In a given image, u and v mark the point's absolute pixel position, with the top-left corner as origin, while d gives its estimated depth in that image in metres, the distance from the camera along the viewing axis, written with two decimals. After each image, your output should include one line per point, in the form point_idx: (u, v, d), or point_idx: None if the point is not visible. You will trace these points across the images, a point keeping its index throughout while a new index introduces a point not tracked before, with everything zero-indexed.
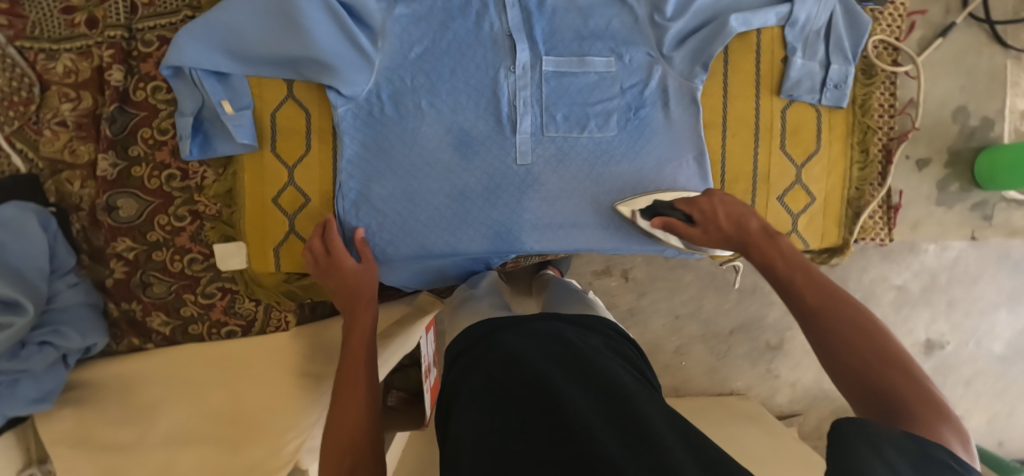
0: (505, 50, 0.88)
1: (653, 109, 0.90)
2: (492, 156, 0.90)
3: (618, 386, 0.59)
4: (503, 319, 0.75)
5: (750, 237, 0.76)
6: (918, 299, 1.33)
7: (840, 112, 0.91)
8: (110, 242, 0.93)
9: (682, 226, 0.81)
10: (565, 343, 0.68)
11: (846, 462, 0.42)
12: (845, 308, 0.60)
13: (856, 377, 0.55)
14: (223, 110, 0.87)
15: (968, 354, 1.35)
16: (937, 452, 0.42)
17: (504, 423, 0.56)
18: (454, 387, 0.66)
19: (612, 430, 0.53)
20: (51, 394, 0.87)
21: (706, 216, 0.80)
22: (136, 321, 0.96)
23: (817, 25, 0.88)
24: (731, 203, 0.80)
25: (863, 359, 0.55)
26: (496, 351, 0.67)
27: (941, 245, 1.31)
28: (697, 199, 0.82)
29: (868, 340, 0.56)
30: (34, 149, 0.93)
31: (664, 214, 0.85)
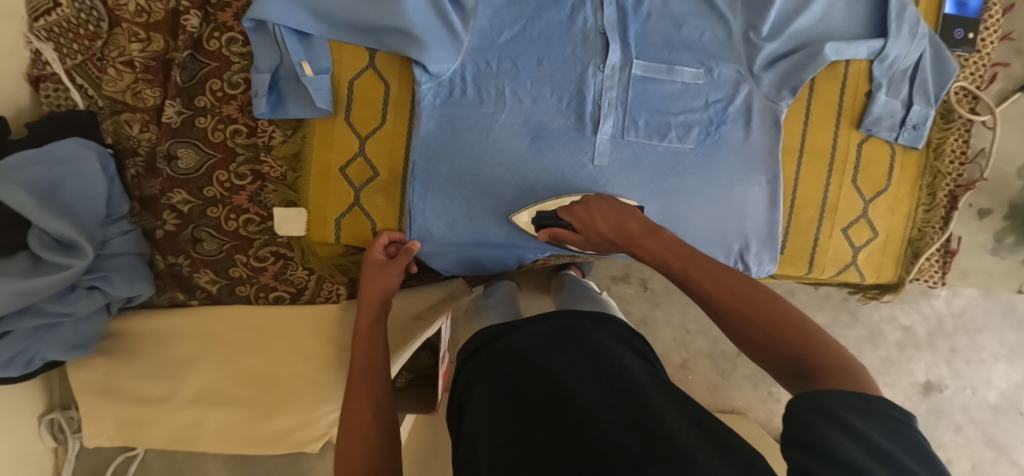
0: (596, 48, 0.87)
1: (734, 126, 0.89)
2: (567, 153, 0.88)
3: (623, 374, 0.57)
4: (507, 323, 0.74)
5: (633, 237, 0.72)
6: (922, 342, 1.32)
7: (914, 152, 0.92)
8: (166, 192, 0.90)
9: (569, 237, 0.82)
10: (574, 336, 0.66)
11: (807, 438, 0.40)
12: (727, 283, 0.58)
13: (766, 350, 0.53)
14: (303, 72, 0.84)
15: (963, 400, 1.32)
16: (883, 405, 0.41)
17: (509, 411, 0.55)
18: (466, 386, 0.66)
19: (616, 414, 0.51)
20: (91, 341, 0.85)
21: (585, 225, 0.79)
22: (182, 276, 0.92)
23: (904, 65, 0.88)
24: (607, 207, 0.78)
25: (762, 330, 0.54)
26: (507, 346, 0.67)
27: (952, 291, 1.30)
28: (574, 207, 0.81)
29: (766, 308, 0.55)
30: (96, 86, 0.90)
31: (551, 224, 0.85)
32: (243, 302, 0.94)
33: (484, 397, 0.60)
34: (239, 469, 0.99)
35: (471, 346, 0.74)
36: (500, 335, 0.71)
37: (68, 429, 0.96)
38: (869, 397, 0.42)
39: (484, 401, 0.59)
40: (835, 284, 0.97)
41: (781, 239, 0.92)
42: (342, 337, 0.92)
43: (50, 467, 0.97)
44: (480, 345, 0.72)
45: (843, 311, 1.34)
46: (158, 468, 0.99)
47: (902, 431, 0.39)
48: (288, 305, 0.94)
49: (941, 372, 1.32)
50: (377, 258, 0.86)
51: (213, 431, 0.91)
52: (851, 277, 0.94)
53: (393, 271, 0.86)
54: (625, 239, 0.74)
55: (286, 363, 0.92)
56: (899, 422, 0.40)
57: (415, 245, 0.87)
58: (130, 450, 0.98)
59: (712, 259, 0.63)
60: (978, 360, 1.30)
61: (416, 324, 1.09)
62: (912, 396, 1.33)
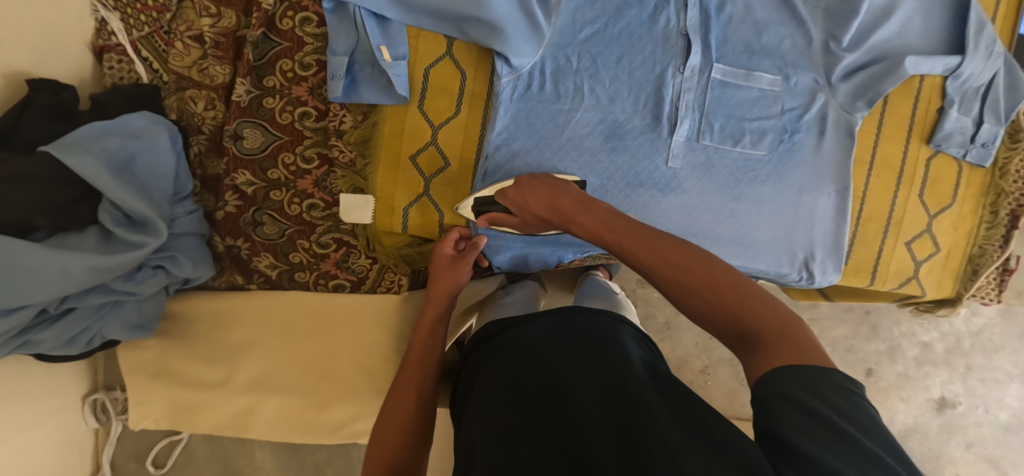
0: (677, 50, 0.86)
1: (808, 135, 0.89)
2: (642, 153, 0.88)
3: (624, 374, 0.59)
4: (511, 318, 0.76)
5: (568, 214, 0.74)
6: (940, 359, 1.34)
7: (980, 171, 0.93)
8: (229, 173, 0.88)
9: (506, 221, 0.84)
10: (580, 331, 0.69)
11: (777, 426, 0.46)
12: (663, 251, 0.63)
13: (710, 314, 0.59)
14: (381, 56, 0.83)
15: (975, 418, 1.33)
16: (838, 379, 0.48)
17: (508, 404, 0.59)
18: (471, 376, 0.70)
19: (608, 412, 0.54)
20: (152, 321, 0.84)
21: (520, 208, 0.81)
22: (241, 259, 0.90)
23: (977, 83, 0.89)
24: (539, 185, 0.79)
25: (702, 296, 0.59)
26: (513, 338, 0.70)
27: (972, 310, 1.33)
28: (507, 189, 0.81)
29: (702, 274, 0.60)
30: (161, 61, 0.87)
31: (487, 209, 0.85)
32: (303, 289, 0.92)
33: (485, 389, 0.63)
34: (286, 458, 0.98)
35: (479, 336, 0.78)
36: (508, 327, 0.73)
37: (113, 410, 0.93)
38: (825, 372, 0.48)
39: (486, 391, 0.63)
40: (894, 299, 0.98)
41: (845, 250, 0.92)
42: (403, 327, 0.92)
43: (90, 449, 0.94)
44: (492, 332, 0.75)
45: (864, 325, 1.37)
46: (202, 457, 0.98)
47: (853, 403, 0.46)
48: (349, 294, 0.92)
49: (955, 388, 1.34)
50: (447, 254, 0.86)
51: (267, 418, 0.92)
52: (913, 290, 0.94)
53: (460, 269, 0.84)
54: (559, 217, 0.76)
55: (345, 351, 0.92)
56: (851, 394, 0.47)
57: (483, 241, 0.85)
58: (175, 434, 0.96)
59: (642, 227, 0.68)
60: (993, 379, 1.32)
61: (462, 319, 1.07)
62: (926, 412, 1.34)
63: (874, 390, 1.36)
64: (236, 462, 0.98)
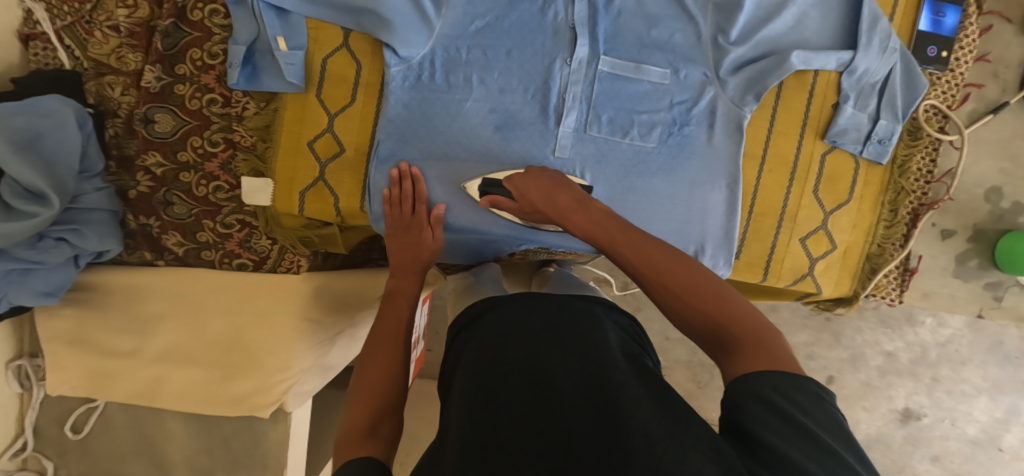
0: (565, 42, 0.88)
1: (698, 129, 0.89)
2: (531, 143, 0.90)
3: (598, 354, 0.60)
4: (499, 298, 0.76)
5: (563, 210, 0.77)
6: (904, 369, 1.37)
7: (879, 168, 0.91)
8: (141, 154, 0.93)
9: (505, 205, 0.84)
10: (563, 313, 0.68)
11: (751, 429, 0.45)
12: (656, 252, 0.65)
13: (690, 318, 0.60)
14: (277, 46, 0.87)
15: (941, 431, 1.38)
16: (809, 384, 0.48)
17: (487, 386, 0.58)
18: (457, 353, 0.69)
19: (594, 399, 0.53)
20: (61, 289, 0.88)
21: (519, 199, 0.82)
22: (152, 236, 0.96)
23: (874, 78, 0.88)
24: (544, 179, 0.81)
25: (683, 299, 0.60)
26: (495, 316, 0.69)
27: (939, 322, 1.33)
28: (514, 176, 0.84)
29: (689, 280, 0.61)
30: (82, 48, 0.93)
31: (492, 191, 0.87)
32: (209, 266, 0.97)
33: (469, 363, 0.62)
34: (193, 431, 1.01)
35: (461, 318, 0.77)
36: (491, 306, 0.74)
37: (34, 376, 1.00)
38: (798, 378, 0.48)
39: (470, 366, 0.62)
40: (795, 297, 0.96)
41: (736, 244, 0.92)
42: (303, 306, 0.95)
43: (17, 412, 1.01)
44: (479, 312, 0.74)
45: (826, 332, 1.39)
46: (119, 422, 1.01)
47: (822, 405, 0.47)
48: (251, 272, 0.97)
49: (920, 400, 1.38)
50: (405, 210, 0.88)
51: (174, 389, 0.95)
52: (808, 288, 0.93)
53: (420, 229, 0.88)
54: (556, 212, 0.78)
55: (246, 326, 0.94)
56: (821, 400, 0.47)
57: (439, 207, 0.89)
58: (92, 401, 1.01)
59: (639, 232, 0.69)
60: (960, 392, 1.35)
61: None
62: (890, 422, 1.39)
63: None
64: (149, 431, 1.01)
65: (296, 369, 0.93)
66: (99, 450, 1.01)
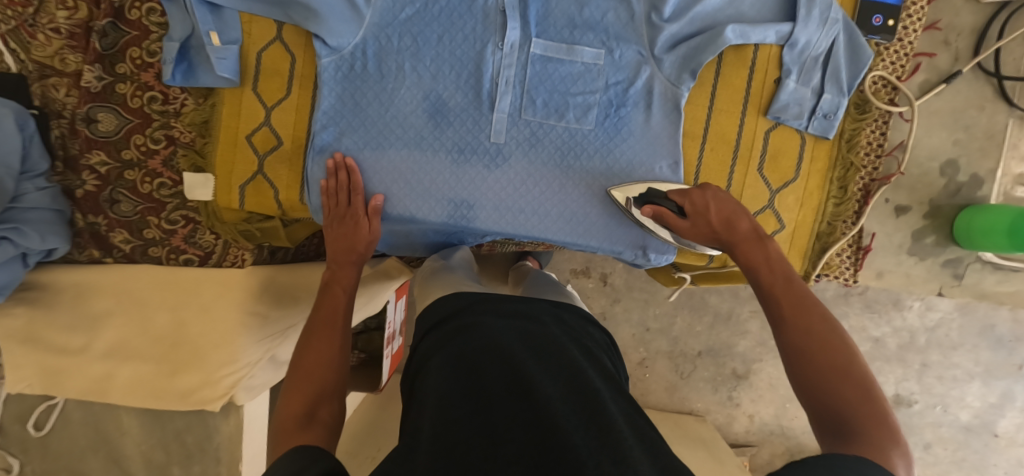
0: (496, 26, 0.87)
1: (635, 109, 0.88)
2: (465, 129, 0.89)
3: (579, 370, 0.61)
4: (468, 298, 0.77)
5: (735, 238, 0.73)
6: (892, 355, 1.34)
7: (826, 143, 0.88)
8: (85, 154, 0.94)
9: (670, 219, 0.78)
10: (540, 325, 0.70)
11: None
12: (820, 322, 0.60)
13: (813, 390, 0.57)
14: (209, 41, 0.87)
15: (933, 418, 1.36)
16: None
17: (475, 398, 0.57)
18: (425, 354, 0.69)
19: (580, 417, 0.54)
20: (7, 286, 0.89)
21: (697, 207, 0.77)
22: (100, 235, 0.97)
23: (816, 51, 0.85)
24: (722, 202, 0.77)
25: (822, 371, 0.57)
26: (461, 322, 0.71)
27: (927, 304, 1.30)
28: (692, 191, 0.79)
29: (839, 359, 0.57)
30: (25, 51, 0.94)
31: (655, 202, 0.82)
32: (156, 262, 0.98)
33: (443, 371, 0.62)
34: (147, 428, 1.02)
35: (433, 318, 0.77)
36: (462, 309, 0.74)
37: None
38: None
39: (448, 374, 0.61)
40: None
41: None
42: (247, 300, 0.96)
43: None
44: (446, 313, 0.76)
45: None
46: (78, 419, 1.03)
47: None
48: (196, 268, 0.98)
49: (910, 386, 1.35)
50: (341, 203, 0.88)
51: (123, 383, 0.96)
52: None
53: (357, 219, 0.87)
54: (727, 235, 0.74)
55: (191, 321, 0.95)
56: None
57: (377, 199, 0.88)
58: (52, 399, 1.03)
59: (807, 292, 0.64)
60: (951, 377, 1.31)
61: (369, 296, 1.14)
62: None
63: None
64: (105, 428, 1.03)
65: (242, 362, 0.93)
66: (61, 448, 1.03)
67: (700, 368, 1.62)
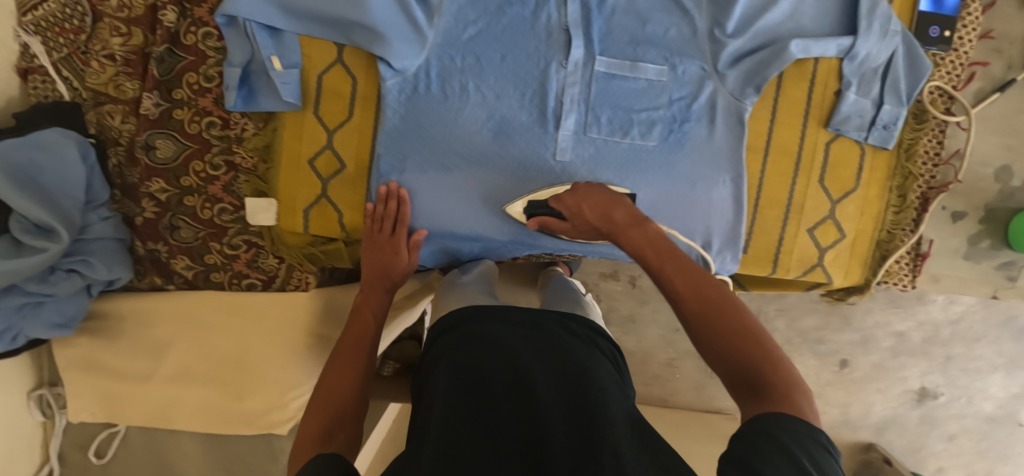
0: (560, 45, 0.87)
1: (698, 124, 0.88)
2: (530, 148, 0.89)
3: (584, 376, 0.60)
4: (478, 308, 0.76)
5: (615, 228, 0.71)
6: (917, 349, 1.33)
7: (885, 153, 0.90)
8: (144, 181, 0.94)
9: (557, 226, 0.83)
10: (546, 333, 0.70)
11: (751, 458, 0.43)
12: (711, 288, 0.58)
13: (717, 354, 0.55)
14: (271, 66, 0.87)
15: (958, 409, 1.35)
16: (819, 436, 0.46)
17: (464, 402, 0.57)
18: (432, 358, 0.70)
19: (572, 416, 0.54)
20: (74, 320, 0.89)
21: (572, 207, 0.79)
22: (160, 261, 0.96)
23: (875, 63, 0.87)
24: (597, 195, 0.77)
25: (717, 334, 0.55)
26: (470, 327, 0.71)
27: (950, 299, 1.30)
28: (563, 196, 0.81)
29: (730, 318, 0.55)
30: (80, 79, 0.94)
31: (539, 214, 0.86)
32: (218, 288, 0.97)
33: (450, 370, 0.63)
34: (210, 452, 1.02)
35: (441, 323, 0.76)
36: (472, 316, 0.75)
37: (55, 404, 1.01)
38: (812, 429, 0.46)
39: (446, 378, 0.62)
40: (806, 287, 0.95)
41: (744, 239, 0.91)
42: (313, 323, 0.96)
43: (41, 441, 1.02)
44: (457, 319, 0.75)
45: (834, 315, 1.34)
46: (139, 445, 1.03)
47: (826, 462, 0.45)
48: (259, 292, 0.97)
49: (935, 379, 1.35)
50: (384, 231, 0.88)
51: (185, 409, 0.96)
52: (818, 278, 0.93)
53: (397, 249, 0.88)
54: (609, 227, 0.73)
55: (254, 344, 0.95)
56: (827, 454, 0.45)
57: (422, 232, 0.90)
58: (113, 426, 1.03)
59: (689, 260, 0.62)
60: (975, 368, 1.31)
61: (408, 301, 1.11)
62: (906, 402, 1.36)
63: (848, 381, 1.38)
64: (166, 453, 1.02)
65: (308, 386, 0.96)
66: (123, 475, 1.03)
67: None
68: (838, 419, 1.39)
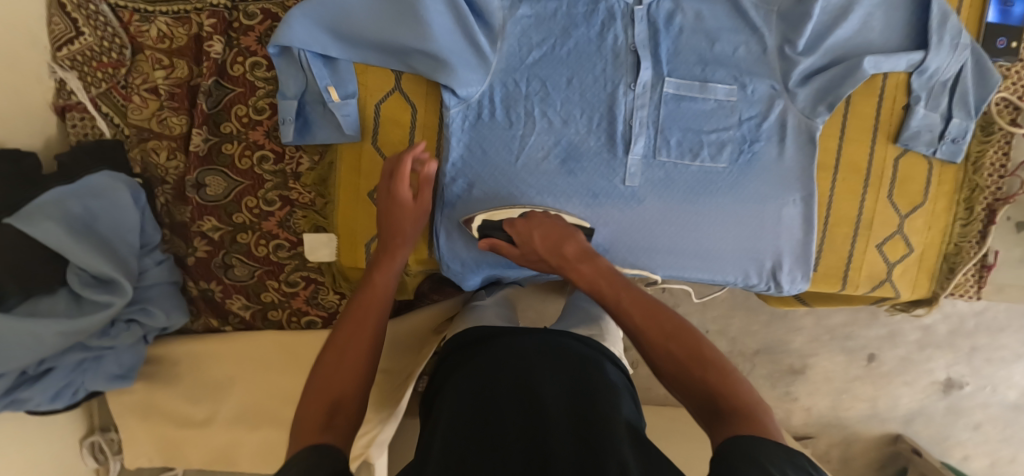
0: (627, 66, 0.85)
1: (768, 144, 0.87)
2: (598, 174, 0.87)
3: (594, 398, 0.58)
4: (489, 330, 0.75)
5: (568, 261, 0.77)
6: (943, 341, 1.26)
7: (952, 166, 0.90)
8: (196, 220, 0.90)
9: (505, 249, 0.82)
10: (560, 349, 0.67)
11: None
12: (666, 317, 0.64)
13: (684, 381, 0.59)
14: (329, 97, 0.84)
15: (981, 399, 1.28)
16: (802, 460, 0.46)
17: (472, 413, 0.58)
18: (443, 376, 0.70)
19: (577, 424, 0.54)
20: (133, 370, 0.85)
21: (521, 230, 0.81)
22: (214, 302, 0.94)
23: (944, 77, 0.85)
24: (550, 224, 0.81)
25: (680, 361, 0.60)
26: (487, 346, 0.70)
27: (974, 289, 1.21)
28: (517, 221, 0.82)
29: (688, 342, 0.61)
30: (122, 115, 0.89)
31: (490, 234, 0.85)
32: (277, 327, 0.95)
33: (461, 385, 0.63)
34: None
35: (456, 342, 0.76)
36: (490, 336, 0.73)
37: (109, 449, 0.97)
38: (791, 451, 0.46)
39: (453, 390, 0.62)
40: (870, 301, 0.96)
41: (814, 258, 0.90)
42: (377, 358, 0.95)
43: None
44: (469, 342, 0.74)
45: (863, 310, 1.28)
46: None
47: None
48: (320, 330, 0.94)
49: (961, 369, 1.27)
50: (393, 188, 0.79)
51: (247, 453, 0.92)
52: (886, 292, 0.93)
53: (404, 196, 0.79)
54: (557, 259, 0.78)
55: None
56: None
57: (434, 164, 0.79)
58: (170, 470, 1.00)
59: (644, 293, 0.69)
60: (1000, 358, 1.25)
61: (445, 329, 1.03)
62: (932, 395, 1.28)
63: (876, 376, 1.30)
64: None
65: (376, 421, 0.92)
66: None
67: (759, 366, 1.33)
68: (867, 413, 1.32)
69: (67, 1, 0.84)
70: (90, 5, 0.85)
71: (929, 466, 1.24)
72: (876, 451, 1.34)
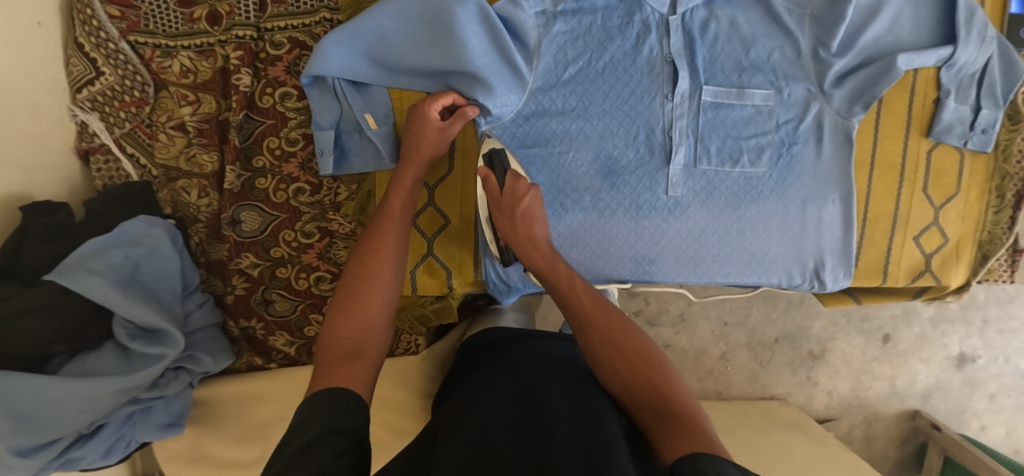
0: (664, 77, 0.84)
1: (806, 146, 0.87)
2: (641, 186, 0.87)
3: (601, 411, 0.56)
4: (503, 337, 0.76)
5: (521, 239, 0.74)
6: (956, 316, 1.27)
7: (983, 156, 0.91)
8: (234, 258, 0.88)
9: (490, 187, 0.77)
10: (575, 362, 0.67)
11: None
12: (617, 314, 0.65)
13: (627, 379, 0.60)
14: (367, 125, 0.83)
15: (996, 370, 1.29)
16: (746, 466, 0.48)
17: (474, 421, 0.56)
18: (459, 378, 0.71)
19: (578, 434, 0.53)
20: (183, 417, 0.83)
21: (505, 193, 0.75)
22: (256, 340, 0.92)
23: (973, 69, 0.86)
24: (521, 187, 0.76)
25: (625, 357, 0.61)
26: (511, 347, 0.70)
27: None
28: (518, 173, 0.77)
29: (635, 342, 0.62)
30: (149, 155, 0.86)
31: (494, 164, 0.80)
32: None
33: (473, 388, 0.63)
34: None
35: (479, 344, 0.77)
36: (509, 340, 0.74)
37: None
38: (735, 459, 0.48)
39: (458, 404, 0.61)
40: (914, 294, 0.98)
41: (855, 254, 0.92)
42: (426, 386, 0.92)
43: None
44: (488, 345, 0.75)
45: None
46: None
47: None
48: None
49: (974, 343, 1.27)
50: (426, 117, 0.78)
51: None
52: (927, 283, 0.94)
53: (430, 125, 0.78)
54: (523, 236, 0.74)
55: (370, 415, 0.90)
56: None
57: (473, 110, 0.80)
58: None
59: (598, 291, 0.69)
60: (1011, 329, 1.26)
61: None
62: (946, 370, 1.29)
63: (893, 355, 1.30)
64: None
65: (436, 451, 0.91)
66: None
67: (779, 353, 1.30)
68: (887, 392, 1.31)
69: (85, 40, 0.80)
70: (110, 43, 0.81)
71: (948, 439, 1.23)
72: (897, 428, 1.33)
